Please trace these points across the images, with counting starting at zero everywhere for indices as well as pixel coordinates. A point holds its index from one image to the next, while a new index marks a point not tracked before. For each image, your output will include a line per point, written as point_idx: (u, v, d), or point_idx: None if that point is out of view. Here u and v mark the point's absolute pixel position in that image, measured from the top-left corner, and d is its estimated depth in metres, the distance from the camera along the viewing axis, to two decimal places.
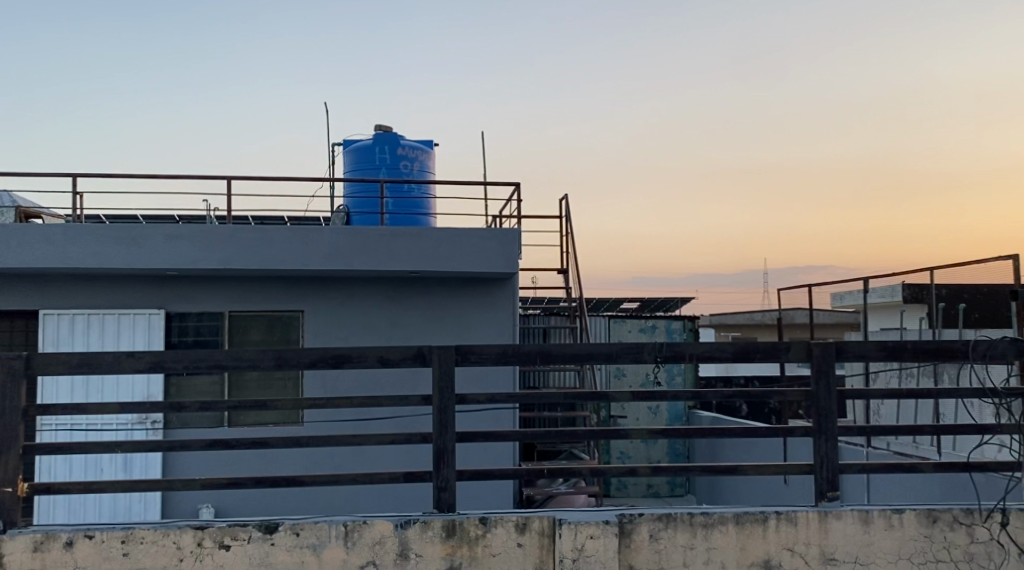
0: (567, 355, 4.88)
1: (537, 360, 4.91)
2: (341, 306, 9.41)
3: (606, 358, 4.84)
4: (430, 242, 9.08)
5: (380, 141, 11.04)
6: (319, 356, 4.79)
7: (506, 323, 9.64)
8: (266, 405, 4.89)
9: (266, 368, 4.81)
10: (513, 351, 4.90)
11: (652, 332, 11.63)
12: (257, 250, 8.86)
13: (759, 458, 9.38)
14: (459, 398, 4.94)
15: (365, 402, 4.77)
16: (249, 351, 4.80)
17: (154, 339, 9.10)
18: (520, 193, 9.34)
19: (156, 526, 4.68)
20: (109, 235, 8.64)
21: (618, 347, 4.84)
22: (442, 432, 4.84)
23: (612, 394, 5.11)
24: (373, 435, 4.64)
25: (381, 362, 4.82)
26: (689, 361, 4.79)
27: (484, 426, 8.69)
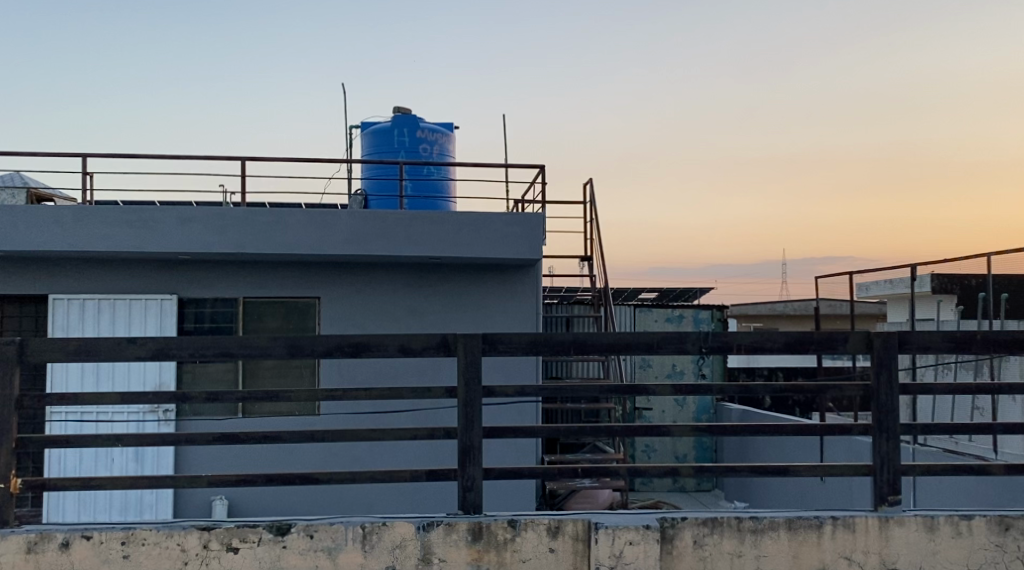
0: (604, 345, 4.52)
1: (570, 351, 4.56)
2: (359, 292, 9.10)
3: (645, 348, 4.49)
4: (451, 226, 8.73)
5: (398, 123, 10.70)
6: (334, 344, 4.44)
7: (530, 312, 9.30)
8: (278, 397, 4.52)
9: (278, 357, 4.47)
10: (546, 340, 4.54)
11: (679, 321, 11.24)
12: (273, 234, 8.55)
13: (793, 455, 8.99)
14: (486, 391, 4.59)
15: (384, 394, 4.43)
16: (259, 338, 4.47)
17: (166, 326, 8.81)
18: (544, 175, 8.95)
19: (159, 527, 4.38)
20: (119, 218, 8.35)
21: (658, 336, 4.49)
22: (467, 429, 4.49)
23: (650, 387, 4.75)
24: (391, 429, 4.31)
25: (401, 351, 4.48)
26: (736, 353, 4.42)
27: (507, 420, 8.36)
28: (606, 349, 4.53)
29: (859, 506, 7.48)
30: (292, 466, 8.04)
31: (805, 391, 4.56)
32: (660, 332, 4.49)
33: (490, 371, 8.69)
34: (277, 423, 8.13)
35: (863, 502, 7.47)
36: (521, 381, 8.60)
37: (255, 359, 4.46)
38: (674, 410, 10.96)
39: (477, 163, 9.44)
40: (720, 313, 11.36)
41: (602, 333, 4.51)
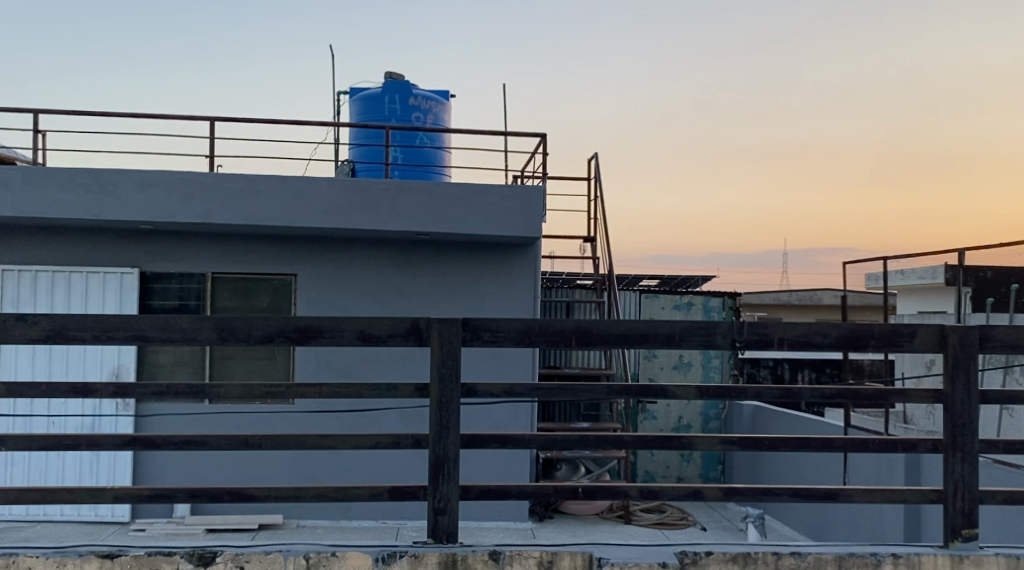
0: (612, 337, 3.89)
1: (572, 341, 3.91)
2: (339, 271, 8.29)
3: (666, 340, 3.86)
4: (441, 199, 7.92)
5: (389, 88, 9.84)
6: (278, 328, 3.75)
7: (527, 295, 8.50)
8: (206, 393, 3.70)
9: (208, 343, 3.76)
10: (544, 328, 3.88)
11: (688, 310, 10.42)
12: (244, 204, 7.74)
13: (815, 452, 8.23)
14: (467, 391, 3.89)
15: (342, 391, 3.65)
16: (185, 320, 3.73)
17: (125, 304, 8.02)
18: (546, 145, 8.08)
19: (46, 553, 3.87)
20: (73, 181, 7.54)
21: (683, 327, 3.85)
22: (442, 437, 3.84)
23: (669, 388, 3.98)
24: (348, 437, 3.56)
25: (360, 338, 3.80)
26: (778, 348, 3.86)
27: (501, 421, 7.81)
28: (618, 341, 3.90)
29: (889, 537, 6.77)
30: (265, 476, 7.47)
31: (859, 398, 3.77)
32: (682, 323, 3.86)
33: (481, 365, 7.95)
34: (244, 414, 7.39)
35: (894, 536, 6.76)
36: (513, 380, 7.91)
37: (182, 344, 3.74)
38: (682, 404, 10.10)
39: (472, 130, 8.59)
40: (732, 301, 10.52)
41: (611, 322, 3.86)
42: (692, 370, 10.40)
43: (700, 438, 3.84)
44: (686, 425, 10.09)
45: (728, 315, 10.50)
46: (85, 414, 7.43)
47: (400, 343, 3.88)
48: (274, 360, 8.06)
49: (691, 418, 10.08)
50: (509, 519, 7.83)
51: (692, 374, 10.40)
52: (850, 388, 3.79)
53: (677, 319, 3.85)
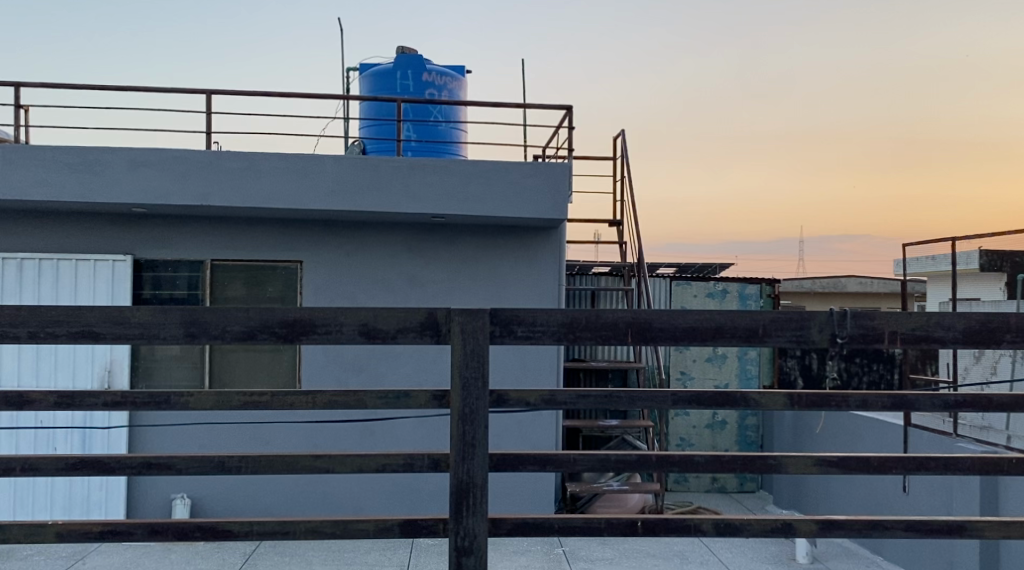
0: (673, 334, 3.67)
1: (627, 337, 3.66)
2: (349, 257, 7.65)
3: (745, 335, 3.65)
4: (458, 178, 7.25)
5: (401, 64, 9.16)
6: (257, 325, 3.52)
7: (552, 283, 7.84)
8: (170, 401, 3.42)
9: (173, 341, 3.53)
10: (595, 322, 3.64)
11: (722, 298, 9.72)
12: (243, 184, 7.09)
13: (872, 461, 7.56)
14: (497, 399, 3.65)
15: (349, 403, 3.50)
16: (144, 312, 3.49)
17: (117, 294, 7.40)
18: (572, 118, 7.38)
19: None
20: (58, 160, 6.92)
21: (767, 320, 3.66)
22: (465, 461, 3.60)
23: (749, 394, 3.71)
24: (348, 460, 3.57)
25: (363, 335, 3.55)
26: (889, 343, 3.64)
27: (523, 430, 7.40)
28: (682, 337, 3.67)
29: (960, 557, 6.14)
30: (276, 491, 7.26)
31: (990, 402, 3.66)
32: (767, 313, 3.66)
33: (503, 361, 7.35)
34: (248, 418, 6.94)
35: (965, 557, 6.12)
36: (538, 382, 7.30)
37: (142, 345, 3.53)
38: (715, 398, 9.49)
39: (492, 102, 7.91)
40: (769, 288, 9.83)
41: (677, 312, 3.65)
42: (725, 365, 9.72)
43: (791, 458, 3.67)
44: (721, 422, 9.49)
45: (765, 303, 9.82)
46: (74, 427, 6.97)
47: (412, 339, 3.61)
48: (279, 361, 7.47)
49: (726, 414, 9.48)
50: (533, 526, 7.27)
51: (724, 371, 9.70)
52: (980, 394, 3.66)
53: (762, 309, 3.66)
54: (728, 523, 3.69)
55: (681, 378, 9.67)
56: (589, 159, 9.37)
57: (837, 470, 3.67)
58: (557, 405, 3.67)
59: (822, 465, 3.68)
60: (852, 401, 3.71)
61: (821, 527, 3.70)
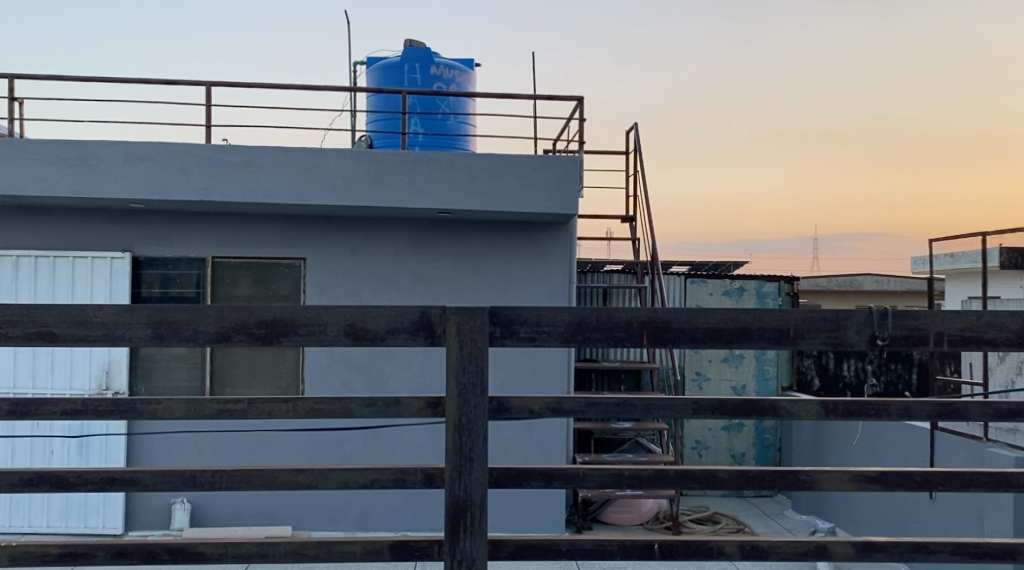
0: (690, 336, 3.44)
1: (643, 339, 3.45)
2: (352, 254, 7.41)
3: (775, 337, 3.42)
4: (464, 171, 7.00)
5: (408, 58, 8.91)
6: (229, 327, 3.37)
7: (562, 280, 7.57)
8: (137, 409, 3.33)
9: (140, 342, 3.36)
10: (607, 323, 3.45)
11: (739, 296, 9.42)
12: (243, 178, 6.87)
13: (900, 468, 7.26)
14: (500, 409, 3.45)
15: (333, 410, 3.38)
16: (109, 310, 3.34)
17: (116, 293, 7.20)
18: (584, 109, 7.12)
19: None
20: (53, 154, 6.71)
21: (798, 320, 3.43)
22: (461, 478, 3.40)
23: (779, 404, 3.46)
24: (332, 475, 3.42)
25: (349, 335, 3.38)
26: (935, 346, 3.41)
27: (533, 437, 7.18)
28: (702, 340, 3.45)
29: None
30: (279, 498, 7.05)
31: None
32: (800, 313, 3.44)
33: (514, 364, 7.13)
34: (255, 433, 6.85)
35: None
36: (549, 391, 7.06)
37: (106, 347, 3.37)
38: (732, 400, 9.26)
39: (501, 93, 7.65)
40: (788, 286, 9.52)
41: (699, 312, 3.44)
42: (743, 365, 9.42)
43: (825, 473, 3.45)
44: (737, 424, 9.25)
45: (783, 301, 9.51)
46: (70, 435, 6.84)
47: (404, 341, 3.42)
48: (282, 366, 7.26)
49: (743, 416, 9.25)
50: (545, 531, 7.08)
51: (741, 371, 9.41)
52: None
53: (795, 307, 3.44)
54: (756, 545, 3.44)
55: (697, 380, 9.40)
56: (601, 153, 9.10)
57: (878, 486, 3.45)
58: (564, 414, 3.45)
59: (858, 481, 3.45)
60: (894, 410, 3.46)
61: (859, 550, 3.45)
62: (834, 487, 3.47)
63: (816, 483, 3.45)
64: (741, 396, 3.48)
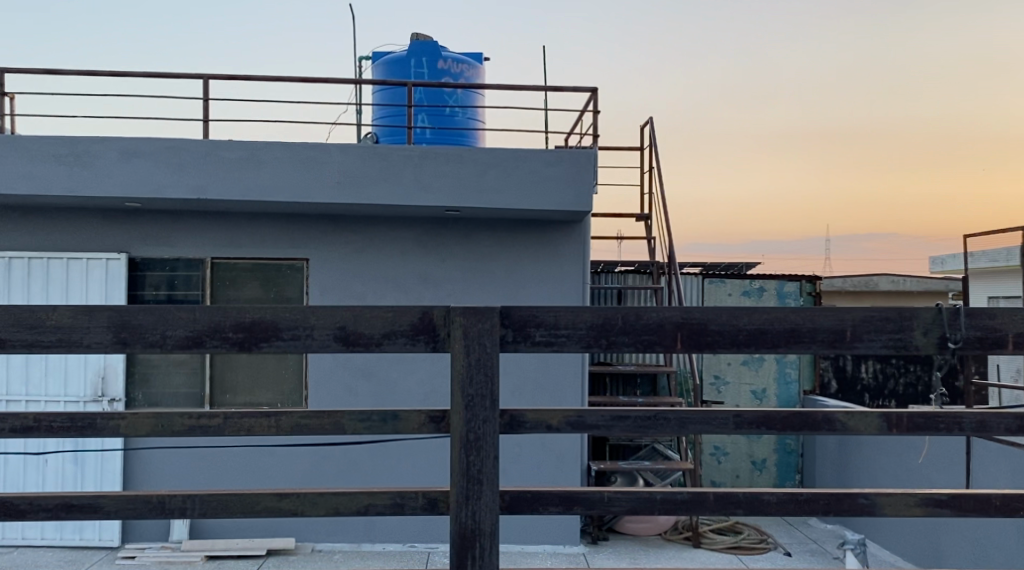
0: (724, 337, 3.16)
1: (676, 342, 3.16)
2: (357, 254, 7.12)
3: (831, 340, 3.15)
4: (472, 167, 6.70)
5: (415, 52, 8.62)
6: (199, 331, 3.11)
7: (575, 280, 7.26)
8: (96, 425, 3.12)
9: (101, 349, 3.10)
10: (635, 325, 3.17)
11: (759, 297, 9.09)
12: (243, 175, 6.59)
13: (933, 477, 6.93)
14: (511, 425, 3.18)
15: (322, 426, 3.14)
16: (66, 314, 3.09)
17: (112, 295, 6.94)
18: (598, 101, 6.81)
19: None
20: (46, 151, 6.46)
21: (859, 321, 3.15)
22: (466, 503, 3.13)
23: (834, 415, 3.17)
24: (322, 500, 3.15)
25: (339, 339, 3.13)
26: (1012, 350, 3.13)
27: (547, 448, 6.88)
28: (744, 343, 3.16)
29: None
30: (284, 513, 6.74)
31: None
32: (856, 313, 3.15)
33: (528, 370, 6.84)
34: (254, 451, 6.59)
35: None
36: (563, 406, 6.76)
37: (62, 355, 3.10)
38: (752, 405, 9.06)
39: (512, 86, 7.35)
40: (810, 285, 9.18)
41: (739, 313, 3.15)
42: (763, 368, 9.08)
43: (889, 498, 3.17)
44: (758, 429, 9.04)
45: (805, 301, 9.17)
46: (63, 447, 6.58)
47: (403, 346, 3.15)
48: (284, 374, 6.99)
49: None
50: (557, 543, 6.78)
51: (761, 374, 9.07)
52: None
53: (852, 307, 3.15)
54: None
55: (715, 383, 9.08)
56: (615, 148, 8.78)
57: (948, 511, 3.16)
58: (587, 429, 3.18)
59: (926, 506, 3.18)
60: (967, 424, 3.18)
61: None
62: (898, 512, 3.19)
63: (879, 509, 3.17)
64: (791, 407, 3.21)
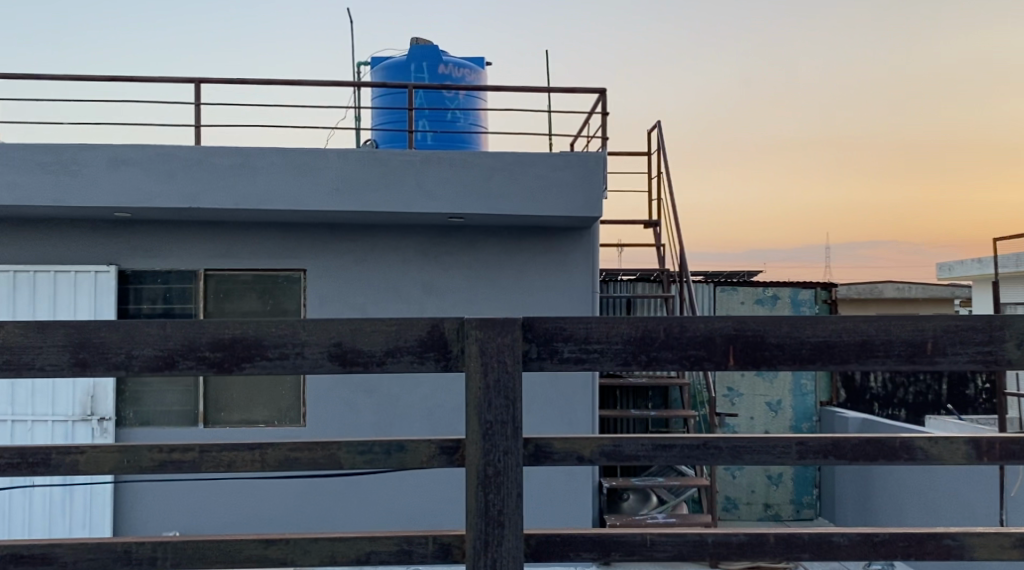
0: (774, 352, 2.89)
1: (729, 357, 2.90)
2: (360, 266, 6.84)
3: (909, 355, 2.88)
4: (478, 172, 6.43)
5: (415, 57, 8.36)
6: (167, 351, 2.83)
7: (585, 289, 6.96)
8: (52, 460, 2.84)
9: (61, 373, 2.82)
10: (679, 338, 2.90)
11: (773, 305, 8.80)
12: (236, 183, 6.30)
13: (965, 493, 6.61)
14: (533, 456, 2.90)
15: (314, 460, 2.88)
16: (19, 335, 2.81)
17: (101, 309, 6.64)
18: (606, 103, 6.55)
19: None
20: (30, 160, 6.18)
21: (936, 333, 2.88)
22: (483, 546, 2.83)
23: (914, 442, 2.92)
24: (319, 542, 2.87)
25: (333, 357, 2.85)
26: None
27: (556, 474, 6.58)
28: (807, 359, 2.89)
29: None
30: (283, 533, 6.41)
31: None
32: (937, 323, 2.89)
33: (536, 386, 6.54)
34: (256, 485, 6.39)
35: None
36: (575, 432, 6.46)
37: (11, 379, 2.81)
38: (767, 418, 8.80)
39: (517, 88, 7.08)
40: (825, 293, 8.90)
41: (803, 325, 2.90)
42: (777, 380, 8.80)
43: (970, 534, 2.90)
44: None
45: (821, 309, 8.89)
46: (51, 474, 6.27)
47: (409, 365, 2.87)
48: (281, 393, 6.70)
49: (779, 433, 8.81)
50: None
51: (775, 386, 8.79)
52: None
53: (932, 316, 2.89)
54: None
55: (729, 395, 8.80)
56: (622, 153, 8.51)
57: None
58: (624, 459, 2.92)
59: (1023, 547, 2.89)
60: None
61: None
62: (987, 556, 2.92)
63: (963, 548, 2.90)
64: (863, 434, 2.93)
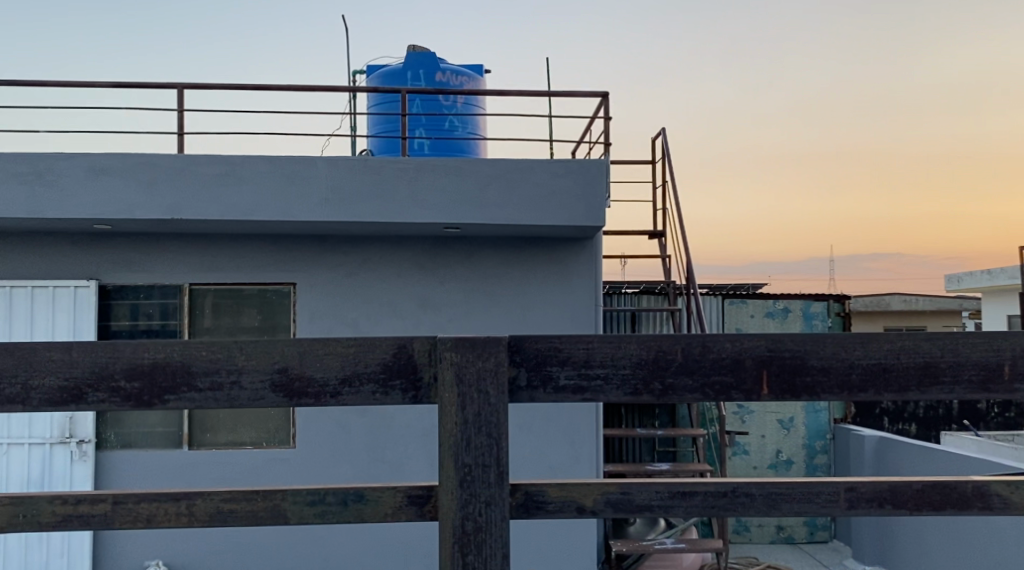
0: (812, 378, 2.57)
1: (762, 386, 2.58)
2: (354, 281, 6.53)
3: (978, 382, 2.56)
4: (474, 181, 6.13)
5: (412, 64, 8.09)
6: (67, 387, 2.53)
7: (586, 304, 6.64)
8: None
9: None
10: (700, 361, 2.58)
11: (784, 318, 8.46)
12: (220, 192, 6.00)
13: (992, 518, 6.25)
14: (520, 503, 2.58)
15: (254, 513, 2.57)
16: None
17: (81, 327, 6.33)
18: (609, 107, 6.24)
19: None
20: (5, 170, 5.89)
21: (1005, 356, 2.56)
22: None
23: (990, 489, 2.59)
24: None
25: (274, 387, 2.55)
26: None
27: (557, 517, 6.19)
28: (857, 385, 2.57)
29: None
30: (273, 560, 6.08)
31: None
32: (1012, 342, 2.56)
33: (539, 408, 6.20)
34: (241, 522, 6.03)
35: None
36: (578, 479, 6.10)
37: None
38: (779, 436, 8.46)
39: (515, 92, 6.78)
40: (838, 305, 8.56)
41: (853, 344, 2.57)
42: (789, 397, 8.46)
43: None
44: (786, 461, 8.47)
45: (834, 322, 8.55)
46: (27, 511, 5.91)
47: (371, 396, 2.55)
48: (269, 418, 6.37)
49: (791, 453, 8.47)
50: None
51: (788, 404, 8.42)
52: None
53: (1009, 334, 2.56)
54: None
55: (738, 413, 8.48)
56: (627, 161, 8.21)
57: None
58: (634, 509, 2.60)
59: None
60: None
61: None
62: None
63: None
64: (926, 477, 2.61)
